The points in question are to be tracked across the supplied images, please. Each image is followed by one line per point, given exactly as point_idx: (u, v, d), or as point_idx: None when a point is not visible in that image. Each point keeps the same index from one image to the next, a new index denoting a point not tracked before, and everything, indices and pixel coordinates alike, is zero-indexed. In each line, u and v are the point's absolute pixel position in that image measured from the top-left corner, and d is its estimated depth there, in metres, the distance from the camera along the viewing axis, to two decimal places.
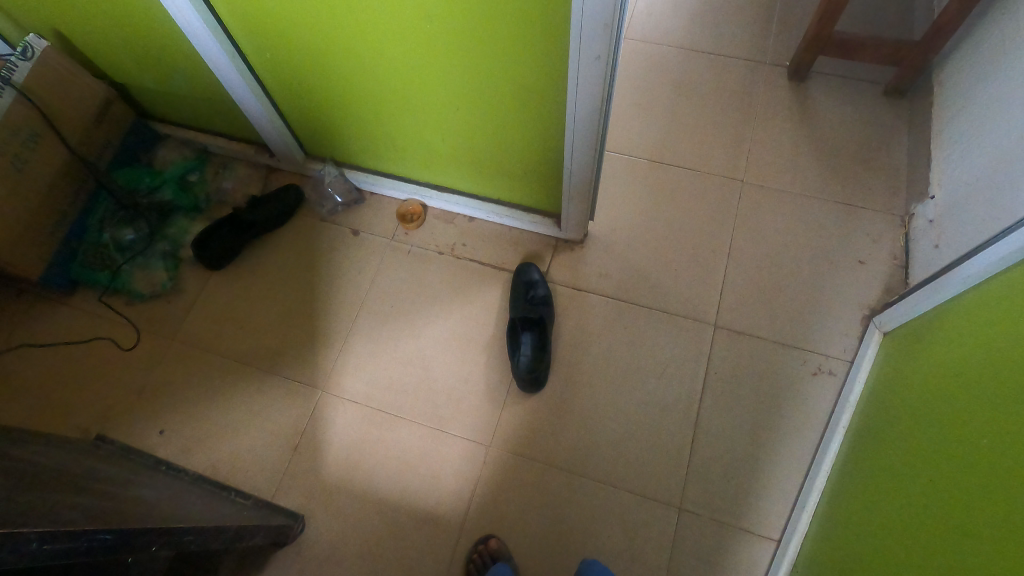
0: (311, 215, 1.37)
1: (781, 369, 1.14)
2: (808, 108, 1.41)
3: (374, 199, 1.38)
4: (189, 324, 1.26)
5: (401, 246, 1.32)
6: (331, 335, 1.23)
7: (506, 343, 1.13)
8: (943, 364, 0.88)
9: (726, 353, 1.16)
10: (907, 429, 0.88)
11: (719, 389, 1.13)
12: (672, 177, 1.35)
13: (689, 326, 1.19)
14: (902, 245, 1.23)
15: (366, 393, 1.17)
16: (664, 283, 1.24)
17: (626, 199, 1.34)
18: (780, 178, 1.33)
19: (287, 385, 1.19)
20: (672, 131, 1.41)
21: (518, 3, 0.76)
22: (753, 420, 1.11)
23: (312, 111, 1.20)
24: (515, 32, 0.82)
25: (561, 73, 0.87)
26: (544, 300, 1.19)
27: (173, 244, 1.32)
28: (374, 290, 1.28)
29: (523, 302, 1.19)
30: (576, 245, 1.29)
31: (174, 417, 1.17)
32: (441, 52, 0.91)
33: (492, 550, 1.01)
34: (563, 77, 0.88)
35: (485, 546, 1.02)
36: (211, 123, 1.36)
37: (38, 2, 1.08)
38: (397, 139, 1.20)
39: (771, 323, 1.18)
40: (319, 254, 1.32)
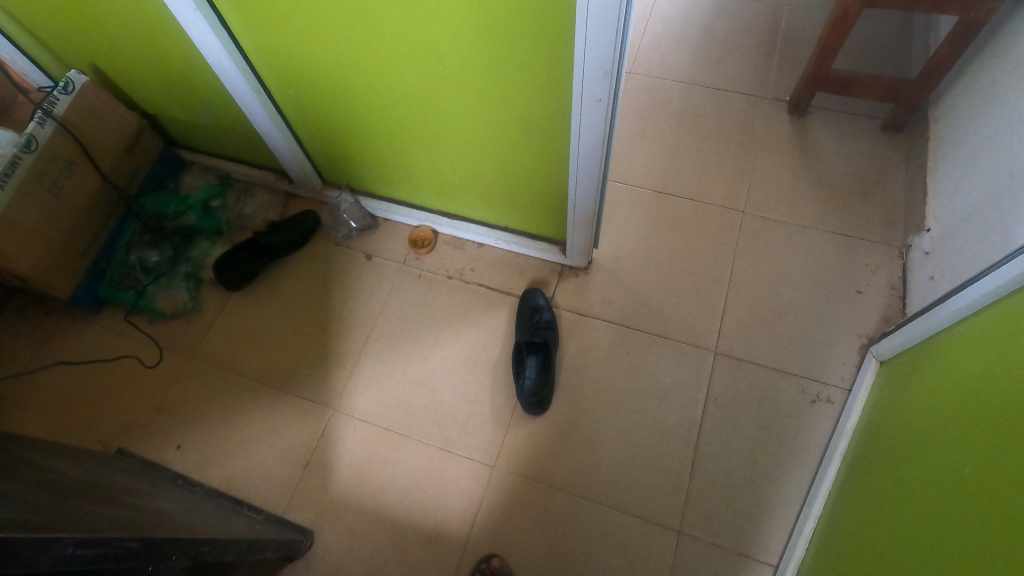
0: (326, 239, 1.43)
1: (780, 396, 1.17)
2: (808, 142, 1.45)
3: (387, 225, 1.43)
4: (207, 343, 1.31)
5: (412, 270, 1.37)
6: (343, 355, 1.28)
7: (513, 369, 1.17)
8: (935, 394, 0.91)
9: (726, 379, 1.19)
10: (901, 456, 0.91)
11: (719, 415, 1.16)
12: (675, 207, 1.40)
13: (690, 352, 1.22)
14: (900, 276, 1.25)
15: (375, 412, 1.21)
16: (666, 310, 1.27)
17: (630, 227, 1.38)
18: (780, 209, 1.37)
19: (299, 404, 1.23)
20: (675, 162, 1.46)
21: (526, 48, 0.83)
22: (752, 446, 1.13)
23: (330, 141, 1.27)
24: (523, 74, 0.88)
25: (565, 112, 0.93)
26: (549, 326, 1.23)
27: (195, 266, 1.38)
28: (385, 312, 1.32)
29: (528, 326, 1.23)
30: (581, 271, 1.33)
31: (191, 432, 1.22)
32: (454, 89, 0.97)
33: (494, 569, 1.03)
34: (568, 117, 0.94)
35: (487, 565, 1.04)
36: (235, 151, 1.43)
37: (80, 40, 1.16)
38: (411, 168, 1.25)
39: (770, 350, 1.21)
40: (333, 277, 1.37)
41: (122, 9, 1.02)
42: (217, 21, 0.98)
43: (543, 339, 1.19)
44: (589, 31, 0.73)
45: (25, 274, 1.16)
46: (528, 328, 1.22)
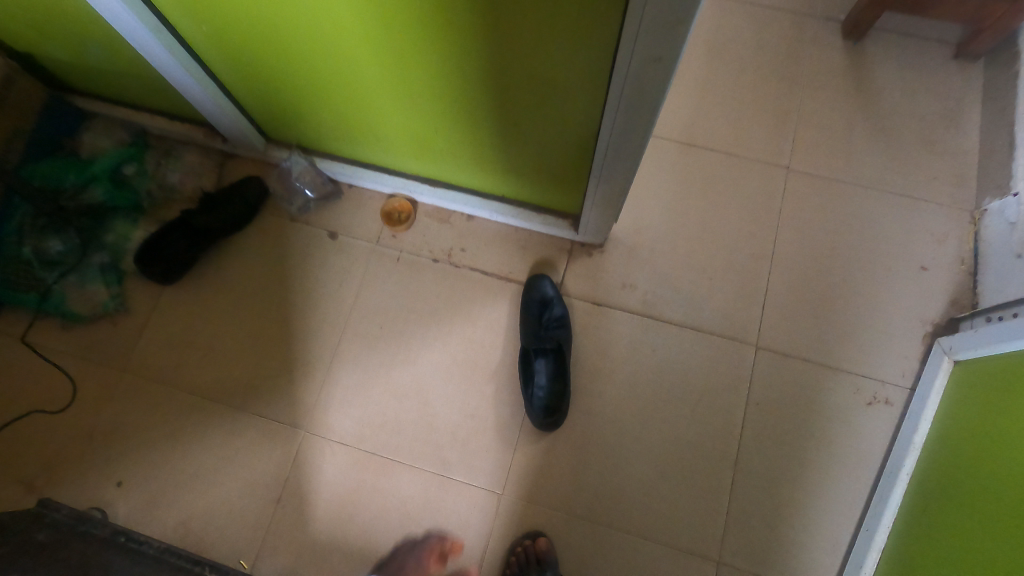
0: (277, 213, 1.15)
1: (831, 397, 1.01)
2: (865, 75, 1.19)
3: (354, 191, 1.15)
4: (140, 354, 1.07)
5: (389, 251, 1.11)
6: (311, 362, 1.06)
7: (521, 389, 0.98)
8: (1012, 418, 0.76)
9: (768, 379, 1.02)
10: (980, 493, 0.77)
11: (761, 423, 1.00)
12: (705, 164, 1.14)
13: (726, 348, 1.04)
14: (971, 248, 1.06)
15: (356, 433, 1.02)
16: (697, 295, 1.06)
17: (651, 190, 1.13)
18: (832, 165, 1.13)
19: (263, 426, 1.02)
20: (704, 104, 1.19)
21: None
22: (798, 458, 0.98)
23: (267, 89, 0.95)
24: (543, 17, 0.60)
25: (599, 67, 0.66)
26: (561, 322, 1.02)
27: (112, 254, 1.09)
28: (358, 307, 1.09)
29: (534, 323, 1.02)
30: (595, 249, 1.10)
31: (133, 465, 1.01)
32: (434, 28, 0.67)
33: (540, 549, 0.92)
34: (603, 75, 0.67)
35: (532, 543, 0.93)
36: (145, 101, 1.10)
37: None
38: (378, 124, 0.96)
39: (819, 342, 1.04)
40: (290, 263, 1.11)
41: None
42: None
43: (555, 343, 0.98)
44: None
45: None
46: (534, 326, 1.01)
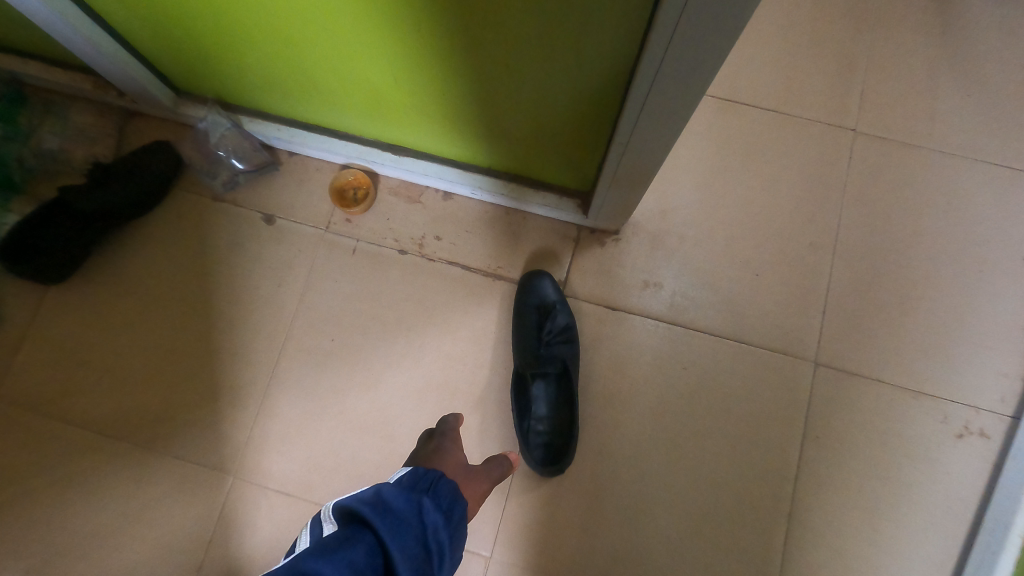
0: (197, 190, 0.88)
1: (910, 428, 0.79)
2: (953, 11, 0.93)
3: (296, 161, 0.89)
4: (15, 377, 0.81)
5: (343, 240, 0.86)
6: (242, 386, 0.81)
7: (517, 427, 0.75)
8: None
9: (831, 405, 0.80)
10: None
11: (821, 463, 0.78)
12: (750, 125, 0.89)
13: (777, 364, 0.81)
14: None
15: (301, 479, 0.79)
16: (740, 296, 0.83)
17: (681, 159, 0.88)
18: (912, 127, 0.89)
19: (179, 472, 0.79)
20: (748, 47, 0.93)
21: None
22: (868, 507, 0.77)
23: (155, 24, 0.68)
24: None
25: None
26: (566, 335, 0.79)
27: None
28: (303, 312, 0.84)
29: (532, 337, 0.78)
30: (608, 236, 0.86)
31: (6, 525, 0.77)
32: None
33: None
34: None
35: None
36: (6, 39, 0.81)
37: None
38: (313, 69, 0.69)
39: (895, 357, 0.81)
40: (213, 255, 0.86)
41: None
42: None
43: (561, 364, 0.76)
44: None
45: None
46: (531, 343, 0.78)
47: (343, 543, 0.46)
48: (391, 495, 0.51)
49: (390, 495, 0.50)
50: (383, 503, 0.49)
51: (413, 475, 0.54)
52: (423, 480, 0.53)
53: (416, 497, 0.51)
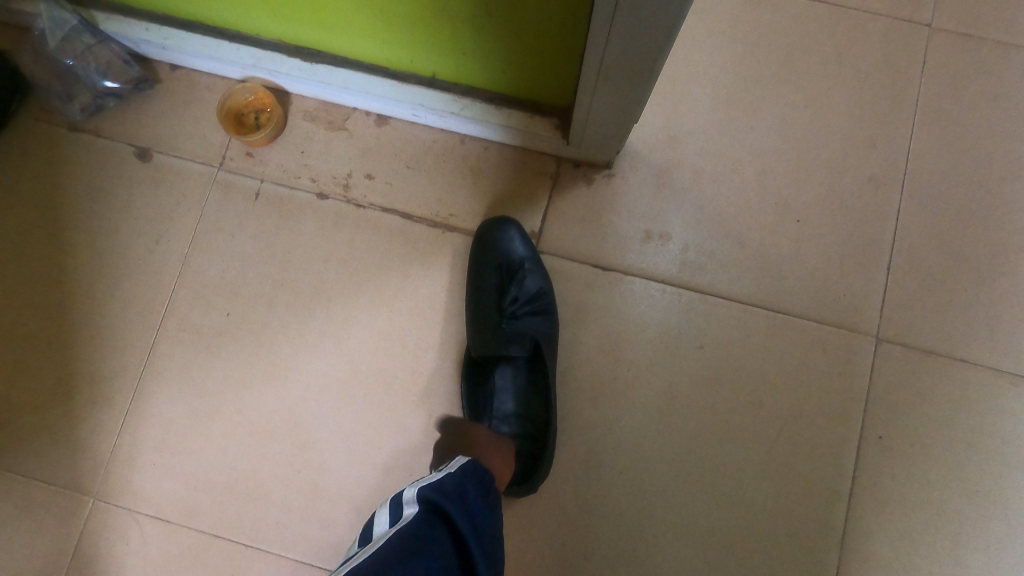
0: (47, 117, 0.66)
1: (1006, 426, 0.58)
2: None
3: (179, 77, 0.66)
4: None
5: (242, 181, 0.64)
6: (107, 378, 0.61)
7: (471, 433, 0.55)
8: None
9: (899, 395, 0.59)
10: None
11: (885, 473, 0.58)
12: (789, 21, 0.66)
13: (824, 341, 0.60)
14: None
15: (185, 500, 0.59)
16: (774, 251, 0.62)
17: (697, 68, 0.66)
18: (1008, 21, 0.66)
19: (20, 493, 0.59)
20: None
21: None
22: (947, 531, 0.57)
23: None
24: None
25: None
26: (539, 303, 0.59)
27: None
28: (190, 277, 0.63)
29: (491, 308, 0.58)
30: (598, 172, 0.64)
31: None
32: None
33: None
34: None
35: None
36: None
37: None
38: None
39: (987, 330, 0.60)
40: (69, 203, 0.64)
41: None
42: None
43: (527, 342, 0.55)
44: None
45: None
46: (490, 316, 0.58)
47: (428, 541, 0.36)
48: (469, 492, 0.41)
49: (470, 492, 0.41)
50: (464, 499, 0.40)
51: (481, 469, 0.44)
52: (490, 481, 0.44)
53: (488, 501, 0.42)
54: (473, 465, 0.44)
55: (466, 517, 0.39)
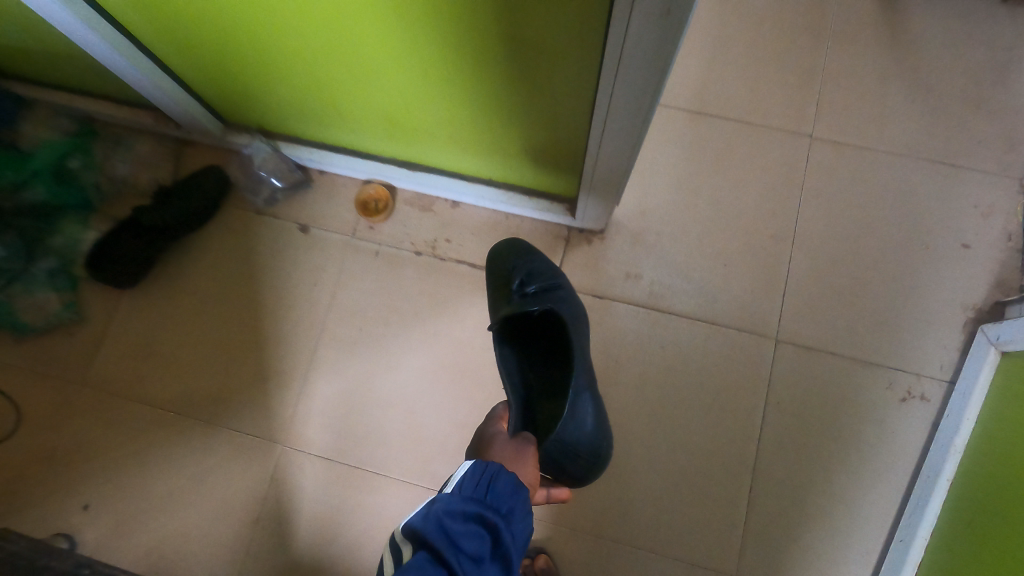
0: (242, 206, 1.04)
1: (860, 395, 0.90)
2: (901, 27, 1.04)
3: (324, 177, 1.04)
4: (99, 366, 0.97)
5: (367, 245, 1.01)
6: (286, 372, 0.96)
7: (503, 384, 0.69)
8: None
9: (791, 375, 0.92)
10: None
11: (784, 425, 0.90)
12: (718, 134, 1.02)
13: (744, 342, 0.93)
14: (1020, 222, 0.94)
15: (337, 446, 0.93)
16: (709, 284, 0.96)
17: (658, 166, 1.01)
18: (862, 132, 1.00)
19: (236, 441, 0.94)
20: (717, 65, 1.05)
21: None
22: (823, 462, 0.89)
23: (210, 71, 0.83)
24: None
25: (589, 47, 0.53)
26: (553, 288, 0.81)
27: (63, 259, 0.99)
28: (336, 307, 0.99)
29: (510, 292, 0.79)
30: (595, 235, 0.99)
31: (99, 488, 0.93)
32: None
33: (539, 569, 0.86)
34: (591, 51, 0.54)
35: (532, 563, 0.86)
36: (86, 84, 0.97)
37: None
38: (339, 106, 0.83)
39: (848, 334, 0.93)
40: (259, 261, 1.01)
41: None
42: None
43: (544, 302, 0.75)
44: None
45: None
46: (512, 297, 0.78)
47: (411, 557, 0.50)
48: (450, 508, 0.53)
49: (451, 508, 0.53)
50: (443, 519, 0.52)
51: (475, 479, 0.56)
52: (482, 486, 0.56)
53: (476, 501, 0.54)
54: (467, 481, 0.56)
55: (442, 532, 0.51)
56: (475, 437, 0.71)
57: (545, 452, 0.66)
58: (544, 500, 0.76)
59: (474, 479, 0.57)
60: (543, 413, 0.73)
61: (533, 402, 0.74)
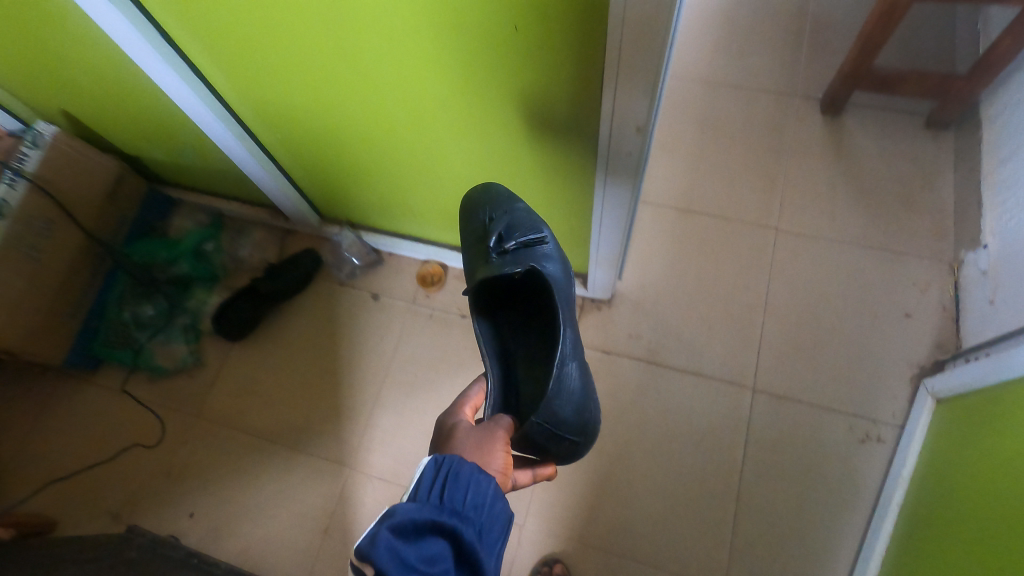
0: (328, 279, 1.34)
1: (826, 437, 1.08)
2: (845, 145, 1.32)
3: (392, 259, 1.33)
4: (211, 401, 1.24)
5: (423, 310, 1.28)
6: (356, 409, 1.21)
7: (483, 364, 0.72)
8: (985, 456, 0.84)
9: (767, 419, 1.11)
10: (956, 521, 0.84)
11: (762, 460, 1.08)
12: (701, 226, 1.29)
13: (725, 390, 1.14)
14: (953, 295, 1.15)
15: (394, 469, 1.15)
16: (697, 343, 1.18)
17: (654, 250, 1.27)
18: (818, 225, 1.26)
19: (314, 465, 1.17)
20: (700, 175, 1.34)
21: (546, 114, 0.72)
22: (797, 492, 1.06)
23: (322, 182, 1.15)
24: (543, 136, 0.76)
25: (587, 172, 0.82)
26: (535, 245, 0.78)
27: (193, 318, 1.29)
28: (397, 358, 1.24)
29: (488, 251, 0.78)
30: (604, 304, 1.23)
31: (203, 499, 1.16)
32: (448, 115, 0.79)
33: None
34: (588, 176, 0.82)
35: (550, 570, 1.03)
36: (225, 190, 1.32)
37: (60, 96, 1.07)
38: (402, 193, 1.09)
39: (813, 385, 1.12)
40: (339, 321, 1.29)
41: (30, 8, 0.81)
42: (141, 15, 0.77)
43: (523, 264, 0.73)
44: (622, 76, 0.59)
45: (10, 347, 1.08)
46: (490, 257, 0.77)
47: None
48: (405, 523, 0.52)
49: (406, 523, 0.52)
50: (397, 536, 0.50)
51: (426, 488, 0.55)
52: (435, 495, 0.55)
53: (434, 509, 0.54)
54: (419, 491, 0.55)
55: (398, 549, 0.49)
56: (435, 431, 0.68)
57: (527, 431, 0.64)
58: (532, 480, 0.73)
59: (428, 489, 0.56)
60: (522, 378, 0.80)
61: (516, 366, 0.81)
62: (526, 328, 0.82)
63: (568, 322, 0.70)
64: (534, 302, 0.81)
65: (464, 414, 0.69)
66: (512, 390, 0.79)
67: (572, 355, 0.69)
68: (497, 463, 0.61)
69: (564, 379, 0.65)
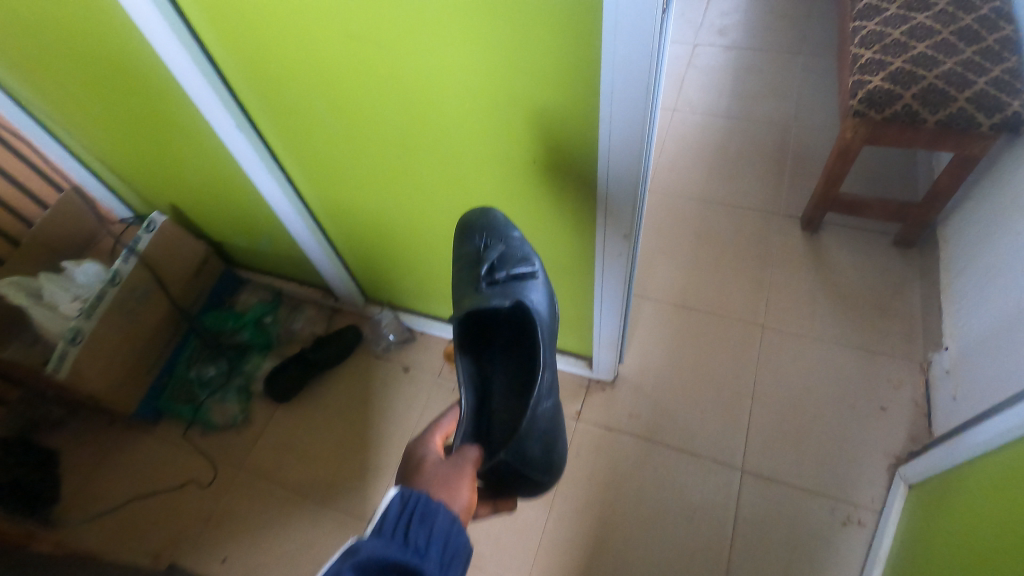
0: (366, 352, 1.52)
1: (810, 517, 1.17)
2: (823, 257, 1.51)
3: (423, 337, 1.53)
4: (254, 455, 1.39)
5: (447, 383, 1.44)
6: (381, 468, 1.34)
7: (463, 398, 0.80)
8: (944, 531, 0.93)
9: (755, 498, 1.20)
10: None
11: (751, 536, 1.17)
12: (696, 321, 1.46)
13: (717, 469, 1.25)
14: (924, 392, 1.27)
15: None
16: (691, 424, 1.31)
17: (653, 340, 1.44)
18: (800, 325, 1.42)
19: (339, 519, 1.29)
20: (695, 277, 1.53)
21: (557, 224, 0.94)
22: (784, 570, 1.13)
23: (372, 268, 1.38)
24: (553, 239, 0.98)
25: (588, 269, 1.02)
26: (525, 278, 0.83)
27: (246, 379, 1.48)
28: (421, 424, 1.39)
29: (478, 279, 0.82)
30: (608, 384, 1.38)
31: (236, 545, 1.27)
32: (470, 171, 0.89)
33: None
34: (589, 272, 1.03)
35: None
36: (288, 272, 1.56)
37: (176, 193, 1.35)
38: (423, 246, 1.19)
39: (798, 469, 1.23)
40: (372, 390, 1.46)
41: (108, 45, 0.90)
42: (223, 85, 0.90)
43: (510, 300, 0.79)
44: (613, 194, 0.81)
45: (98, 394, 1.28)
46: (479, 285, 0.82)
47: None
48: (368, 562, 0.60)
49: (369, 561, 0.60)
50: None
51: (392, 528, 0.63)
52: (400, 535, 0.62)
53: (396, 549, 0.62)
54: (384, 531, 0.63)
55: None
56: (406, 457, 0.76)
57: (497, 465, 0.74)
58: (491, 513, 0.86)
59: (394, 528, 0.63)
60: (497, 404, 0.90)
61: (492, 391, 0.91)
62: (504, 357, 0.93)
63: (547, 360, 0.78)
64: (514, 331, 0.90)
65: (432, 444, 0.77)
66: (487, 414, 0.89)
67: (547, 392, 0.77)
68: (462, 500, 0.68)
69: (537, 418, 0.75)
